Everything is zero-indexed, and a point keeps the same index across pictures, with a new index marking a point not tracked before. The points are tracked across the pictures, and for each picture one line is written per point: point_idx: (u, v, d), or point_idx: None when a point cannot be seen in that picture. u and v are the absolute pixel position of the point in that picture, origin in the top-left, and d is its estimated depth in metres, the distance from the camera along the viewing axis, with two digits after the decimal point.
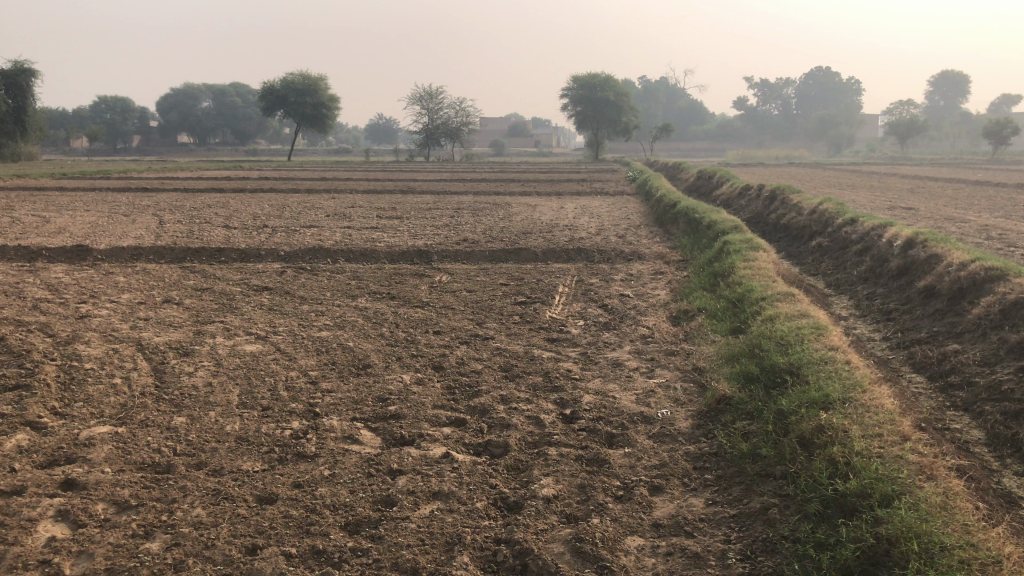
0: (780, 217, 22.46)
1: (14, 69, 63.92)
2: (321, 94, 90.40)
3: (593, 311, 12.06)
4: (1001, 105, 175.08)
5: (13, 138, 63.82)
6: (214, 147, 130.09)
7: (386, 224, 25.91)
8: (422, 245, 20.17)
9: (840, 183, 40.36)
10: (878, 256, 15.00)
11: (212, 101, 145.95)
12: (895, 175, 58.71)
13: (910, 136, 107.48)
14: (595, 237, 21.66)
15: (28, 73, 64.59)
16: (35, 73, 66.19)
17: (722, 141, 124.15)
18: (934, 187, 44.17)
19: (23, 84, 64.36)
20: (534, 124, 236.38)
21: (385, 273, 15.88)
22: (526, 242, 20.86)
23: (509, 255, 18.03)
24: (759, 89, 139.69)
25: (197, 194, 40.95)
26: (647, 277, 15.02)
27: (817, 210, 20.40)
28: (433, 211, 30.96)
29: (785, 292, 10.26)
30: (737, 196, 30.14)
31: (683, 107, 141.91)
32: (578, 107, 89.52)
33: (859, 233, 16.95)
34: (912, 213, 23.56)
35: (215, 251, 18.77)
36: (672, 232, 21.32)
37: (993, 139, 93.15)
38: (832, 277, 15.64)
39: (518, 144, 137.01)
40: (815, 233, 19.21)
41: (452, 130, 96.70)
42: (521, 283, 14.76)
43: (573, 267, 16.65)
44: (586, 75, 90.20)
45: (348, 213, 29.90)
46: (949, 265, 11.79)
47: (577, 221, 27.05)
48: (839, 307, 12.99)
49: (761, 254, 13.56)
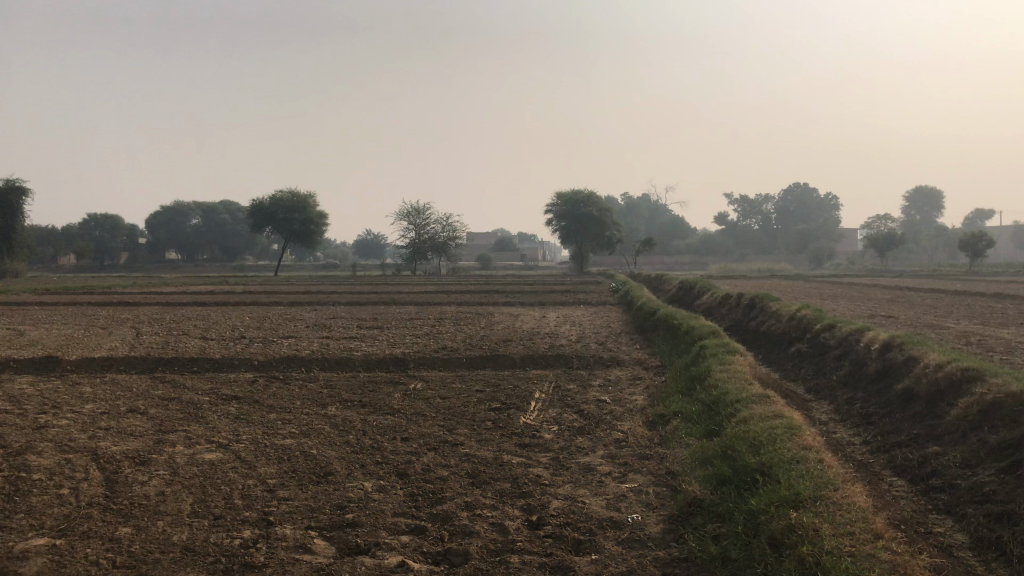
0: (759, 323, 22.63)
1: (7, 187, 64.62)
2: (310, 211, 91.77)
3: (568, 417, 11.78)
4: (974, 220, 179.84)
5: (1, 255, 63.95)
6: (202, 263, 130.80)
7: (366, 333, 25.91)
8: (400, 353, 20.07)
9: (819, 293, 40.85)
10: (856, 359, 14.97)
11: (202, 218, 147.67)
12: (875, 286, 59.46)
13: (889, 250, 109.36)
14: (575, 343, 21.63)
15: (20, 191, 65.23)
16: (27, 192, 67.28)
17: (705, 254, 125.94)
18: (912, 296, 44.73)
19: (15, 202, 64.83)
20: (521, 238, 240.12)
21: (360, 381, 15.71)
22: (506, 349, 20.81)
23: (487, 361, 17.95)
24: (738, 205, 142.92)
25: (179, 308, 40.89)
26: (626, 382, 14.84)
27: (795, 315, 20.56)
28: (415, 321, 31.03)
29: (759, 394, 10.10)
30: (717, 304, 30.42)
31: (665, 222, 144.70)
32: (562, 223, 90.93)
33: (836, 337, 16.99)
34: (890, 320, 23.73)
35: (188, 360, 18.59)
36: (652, 338, 21.33)
37: (969, 252, 94.90)
38: (811, 381, 15.56)
39: (504, 258, 138.62)
40: (793, 338, 19.25)
41: (440, 246, 97.94)
42: (497, 389, 14.54)
43: (550, 373, 16.51)
44: (569, 192, 92.03)
45: (328, 324, 29.87)
46: (926, 366, 11.72)
47: (558, 329, 27.18)
48: (819, 412, 12.79)
49: (737, 357, 13.47)
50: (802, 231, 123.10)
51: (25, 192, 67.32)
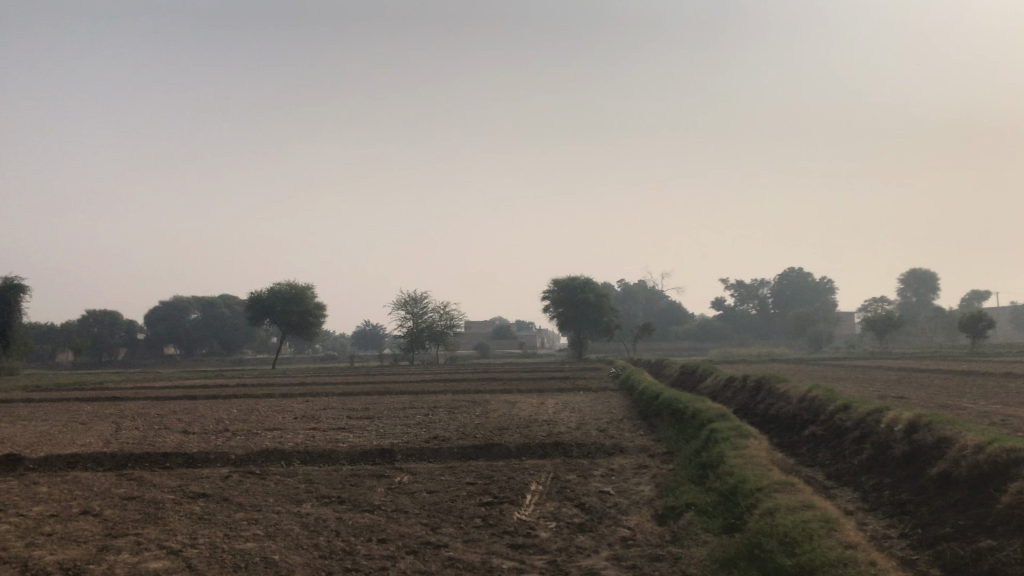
0: (768, 406, 21.43)
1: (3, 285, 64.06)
2: (308, 303, 90.97)
3: (568, 511, 10.60)
4: (971, 301, 179.70)
5: None
6: (199, 358, 129.54)
7: (355, 424, 24.68)
8: (388, 444, 18.87)
9: (824, 376, 39.63)
10: (877, 442, 13.83)
11: (200, 312, 147.08)
12: (880, 368, 58.27)
13: (889, 332, 108.33)
14: (575, 430, 20.42)
15: (17, 288, 64.57)
16: (24, 288, 66.39)
17: (704, 340, 124.92)
18: (918, 377, 43.52)
19: (10, 300, 64.10)
20: (519, 326, 239.35)
21: (341, 476, 14.49)
22: (501, 438, 19.51)
23: (479, 451, 16.69)
24: (736, 289, 142.53)
25: (167, 402, 39.53)
26: (630, 471, 13.64)
27: (806, 397, 19.41)
28: (408, 411, 29.79)
29: (783, 482, 8.96)
30: (722, 387, 29.24)
31: (663, 308, 144.08)
32: (559, 309, 90.17)
33: (854, 419, 15.82)
34: (905, 401, 22.59)
35: (160, 455, 17.34)
36: (657, 423, 20.08)
37: (970, 333, 93.84)
38: (827, 468, 14.37)
39: (503, 346, 137.48)
40: (806, 422, 18.03)
41: (437, 335, 96.85)
42: (490, 482, 13.31)
43: (548, 463, 15.25)
44: (566, 277, 91.68)
45: (316, 415, 28.63)
46: (962, 447, 10.58)
47: (557, 415, 25.97)
48: (844, 500, 11.58)
49: (752, 441, 12.32)
50: (801, 315, 122.28)
51: (23, 286, 66.42)
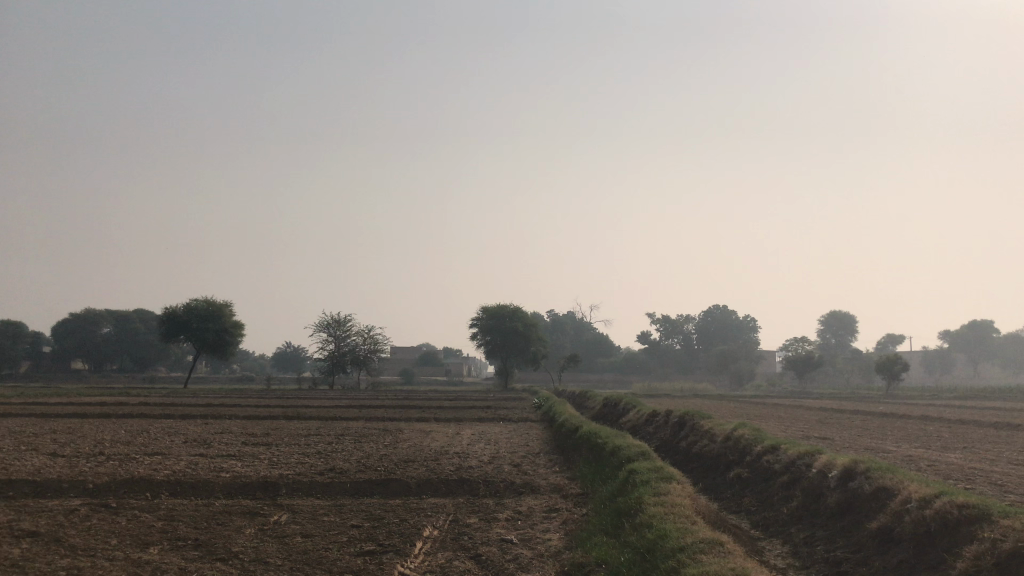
0: (691, 444, 20.26)
1: None
2: (226, 321, 87.24)
3: (459, 565, 9.05)
4: (886, 344, 184.86)
5: None
6: (108, 374, 123.56)
7: (249, 451, 22.64)
8: (276, 476, 16.98)
9: (748, 414, 38.92)
10: (808, 489, 12.67)
11: (113, 327, 140.76)
12: (800, 407, 58.31)
13: (808, 371, 109.92)
14: (485, 465, 18.91)
15: None
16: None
17: (629, 374, 124.92)
18: (839, 418, 43.29)
19: None
20: (446, 353, 236.44)
21: (212, 512, 12.63)
22: (406, 471, 17.80)
23: (375, 487, 14.97)
24: (661, 325, 143.19)
25: (52, 420, 36.47)
26: (538, 515, 12.16)
27: (731, 436, 18.30)
28: (312, 438, 27.80)
29: (709, 540, 7.62)
30: (644, 423, 28.12)
31: (589, 340, 143.77)
32: (486, 337, 88.47)
33: (782, 462, 14.71)
34: (831, 443, 21.74)
35: (7, 483, 15.07)
36: (574, 459, 18.68)
37: (886, 374, 95.58)
38: (753, 516, 13.13)
39: (427, 373, 135.19)
40: (731, 463, 16.85)
41: (360, 359, 94.10)
42: (379, 525, 11.65)
43: (449, 502, 13.63)
44: (495, 305, 90.06)
45: (209, 440, 26.36)
46: (907, 499, 9.42)
47: (470, 447, 24.39)
48: (772, 555, 10.31)
49: (674, 486, 11.00)
50: (724, 352, 123.37)
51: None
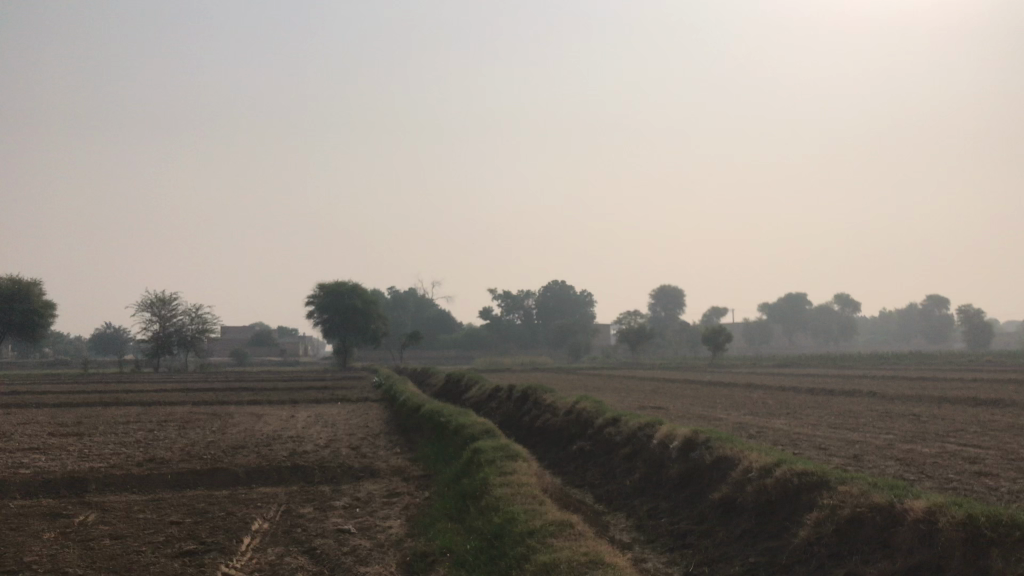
0: (534, 418, 20.15)
1: None
2: (35, 301, 80.18)
3: (291, 560, 8.30)
4: (711, 317, 195.62)
5: None
6: None
7: (56, 443, 20.58)
8: (86, 470, 15.39)
9: (585, 386, 39.70)
10: (650, 461, 12.70)
11: None
12: (635, 379, 60.25)
13: (640, 343, 114.37)
14: (322, 449, 17.99)
15: None
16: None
17: (470, 349, 125.50)
18: (670, 388, 44.99)
19: None
20: (283, 333, 228.93)
21: (3, 516, 11.13)
22: (235, 459, 16.61)
23: (200, 478, 13.79)
24: (502, 300, 144.63)
25: None
26: (378, 501, 11.51)
27: (573, 409, 18.29)
28: (130, 426, 25.76)
29: (558, 522, 7.27)
30: (485, 399, 27.93)
31: (431, 317, 143.23)
32: (325, 315, 85.96)
33: (623, 434, 14.78)
34: (666, 413, 22.29)
35: None
36: (415, 439, 18.10)
37: (711, 345, 100.87)
38: (596, 489, 13.05)
39: (263, 353, 130.30)
40: (573, 437, 16.81)
41: (189, 339, 89.16)
42: (202, 520, 10.64)
43: (282, 491, 12.72)
44: (334, 282, 87.64)
45: (10, 433, 23.84)
46: (748, 468, 9.49)
47: (307, 430, 23.29)
48: (617, 529, 10.18)
49: (520, 464, 10.65)
50: (562, 326, 126.21)
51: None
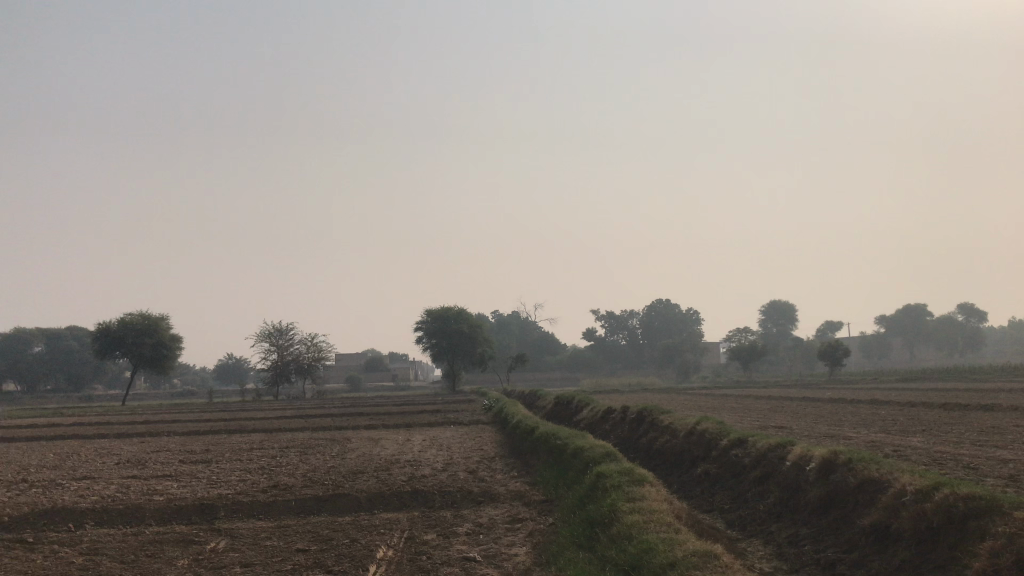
0: (652, 440, 19.58)
1: None
2: (163, 334, 84.36)
3: None
4: (826, 331, 188.56)
5: None
6: (41, 395, 118.88)
7: (186, 470, 21.31)
8: (214, 497, 15.77)
9: (700, 406, 38.58)
10: (785, 484, 11.99)
11: (44, 345, 135.68)
12: (751, 397, 58.30)
13: (753, 361, 111.02)
14: (440, 473, 17.92)
15: None
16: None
17: (577, 371, 124.78)
18: (789, 406, 43.23)
19: None
20: (393, 358, 233.73)
21: (140, 543, 11.40)
22: (355, 485, 16.70)
23: (323, 503, 13.85)
24: (607, 321, 143.39)
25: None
26: (502, 527, 11.24)
27: (695, 430, 17.66)
28: (253, 452, 26.50)
29: (701, 553, 6.78)
30: (600, 420, 27.45)
31: (537, 339, 143.31)
32: (432, 340, 87.04)
33: (753, 455, 14.07)
34: (791, 432, 21.28)
35: None
36: (532, 463, 17.80)
37: (828, 360, 96.84)
38: (726, 515, 12.41)
39: (374, 378, 133.09)
40: (697, 459, 16.15)
41: (304, 367, 91.90)
42: (329, 547, 10.62)
43: (403, 517, 12.64)
44: (440, 307, 88.74)
45: (143, 460, 24.88)
46: (901, 491, 8.76)
47: (423, 454, 23.36)
48: (757, 557, 9.57)
49: (649, 489, 10.19)
50: (670, 345, 123.95)
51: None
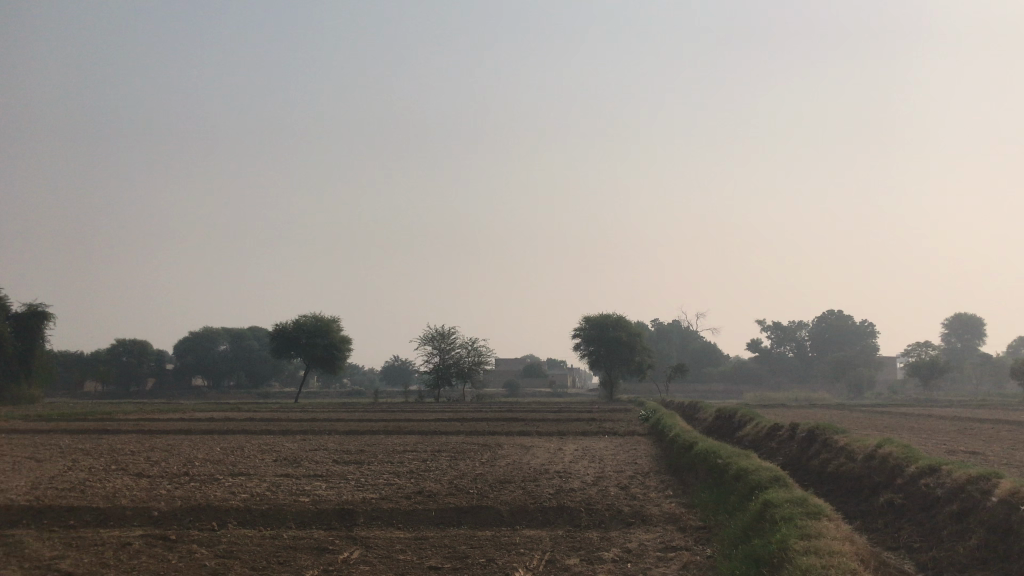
0: (824, 463, 17.75)
1: (29, 311, 66.69)
2: (332, 335, 88.01)
3: None
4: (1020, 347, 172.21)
5: (17, 381, 64.51)
6: (225, 389, 127.36)
7: (338, 471, 21.41)
8: (359, 501, 15.49)
9: (875, 425, 35.53)
10: (992, 526, 10.13)
11: (229, 344, 145.36)
12: (935, 416, 53.38)
13: (934, 378, 102.62)
14: (589, 487, 16.90)
15: (42, 315, 66.98)
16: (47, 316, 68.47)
17: (739, 383, 120.02)
18: (979, 428, 39.04)
19: (36, 326, 66.45)
20: (551, 365, 234.34)
21: (276, 546, 11.05)
22: (499, 496, 15.93)
23: (462, 515, 13.18)
24: (773, 331, 137.13)
25: (154, 437, 36.46)
26: (652, 555, 10.04)
27: (875, 454, 15.73)
28: (405, 454, 26.52)
29: None
30: (764, 437, 25.61)
31: (697, 349, 139.18)
32: (590, 347, 85.96)
33: (947, 487, 12.16)
34: (986, 460, 18.77)
35: (73, 507, 13.95)
36: (689, 481, 16.45)
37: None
38: (916, 556, 10.67)
39: (532, 384, 133.59)
40: (879, 486, 14.28)
41: (464, 371, 93.30)
42: (463, 566, 9.82)
43: (547, 536, 11.72)
44: (598, 314, 87.56)
45: (301, 458, 25.35)
46: None
47: (574, 465, 22.42)
48: None
49: (825, 525, 8.71)
50: (840, 358, 116.80)
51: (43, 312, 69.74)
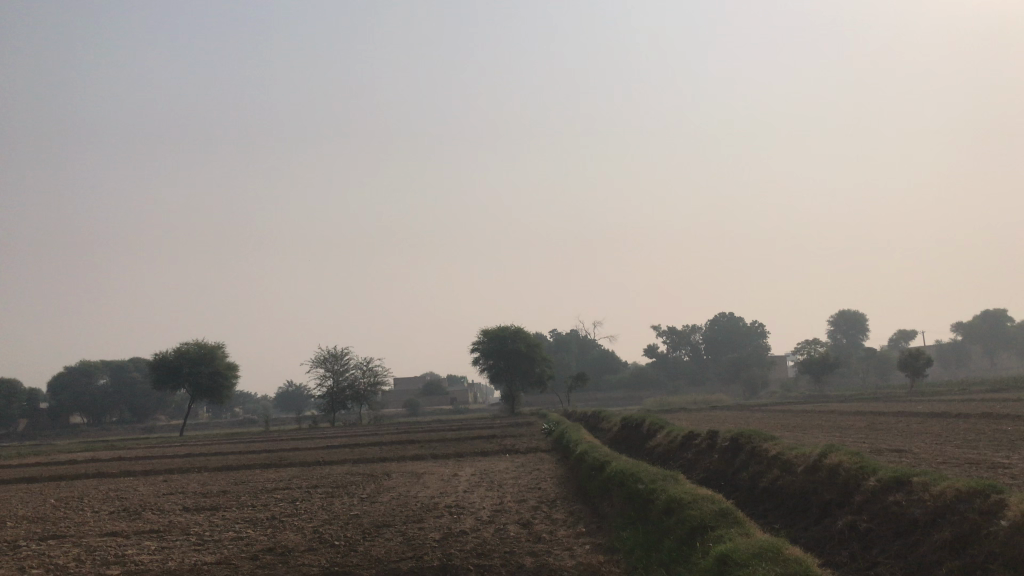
0: (756, 477, 15.22)
1: None
2: (218, 363, 81.98)
3: None
4: (898, 340, 179.10)
5: None
6: (105, 426, 118.28)
7: (184, 522, 17.69)
8: (186, 569, 11.92)
9: (787, 425, 33.85)
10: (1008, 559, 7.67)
11: (110, 378, 135.37)
12: (837, 412, 52.76)
13: (825, 373, 104.12)
14: (488, 527, 13.86)
15: None
16: None
17: (638, 390, 119.33)
18: (885, 422, 38.02)
19: None
20: (450, 381, 229.65)
21: None
22: (371, 547, 12.66)
23: None
24: (668, 336, 137.42)
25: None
26: None
27: (821, 464, 13.22)
28: (274, 494, 22.83)
29: None
30: (679, 448, 23.07)
31: (596, 357, 138.19)
32: (490, 360, 82.82)
33: (929, 506, 9.65)
34: (927, 461, 16.70)
35: None
36: (605, 512, 13.62)
37: (909, 371, 89.35)
38: None
39: (433, 402, 129.48)
40: (832, 505, 11.77)
41: (360, 393, 88.65)
42: None
43: None
44: (496, 327, 84.58)
45: (145, 507, 21.25)
46: None
47: (468, 496, 19.25)
48: None
49: None
50: (735, 360, 117.52)
51: None
